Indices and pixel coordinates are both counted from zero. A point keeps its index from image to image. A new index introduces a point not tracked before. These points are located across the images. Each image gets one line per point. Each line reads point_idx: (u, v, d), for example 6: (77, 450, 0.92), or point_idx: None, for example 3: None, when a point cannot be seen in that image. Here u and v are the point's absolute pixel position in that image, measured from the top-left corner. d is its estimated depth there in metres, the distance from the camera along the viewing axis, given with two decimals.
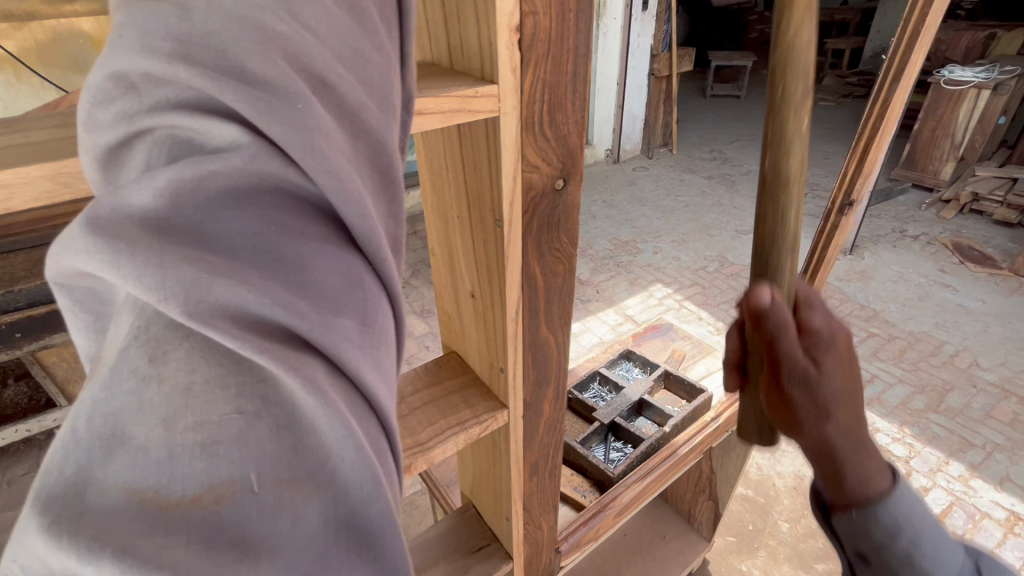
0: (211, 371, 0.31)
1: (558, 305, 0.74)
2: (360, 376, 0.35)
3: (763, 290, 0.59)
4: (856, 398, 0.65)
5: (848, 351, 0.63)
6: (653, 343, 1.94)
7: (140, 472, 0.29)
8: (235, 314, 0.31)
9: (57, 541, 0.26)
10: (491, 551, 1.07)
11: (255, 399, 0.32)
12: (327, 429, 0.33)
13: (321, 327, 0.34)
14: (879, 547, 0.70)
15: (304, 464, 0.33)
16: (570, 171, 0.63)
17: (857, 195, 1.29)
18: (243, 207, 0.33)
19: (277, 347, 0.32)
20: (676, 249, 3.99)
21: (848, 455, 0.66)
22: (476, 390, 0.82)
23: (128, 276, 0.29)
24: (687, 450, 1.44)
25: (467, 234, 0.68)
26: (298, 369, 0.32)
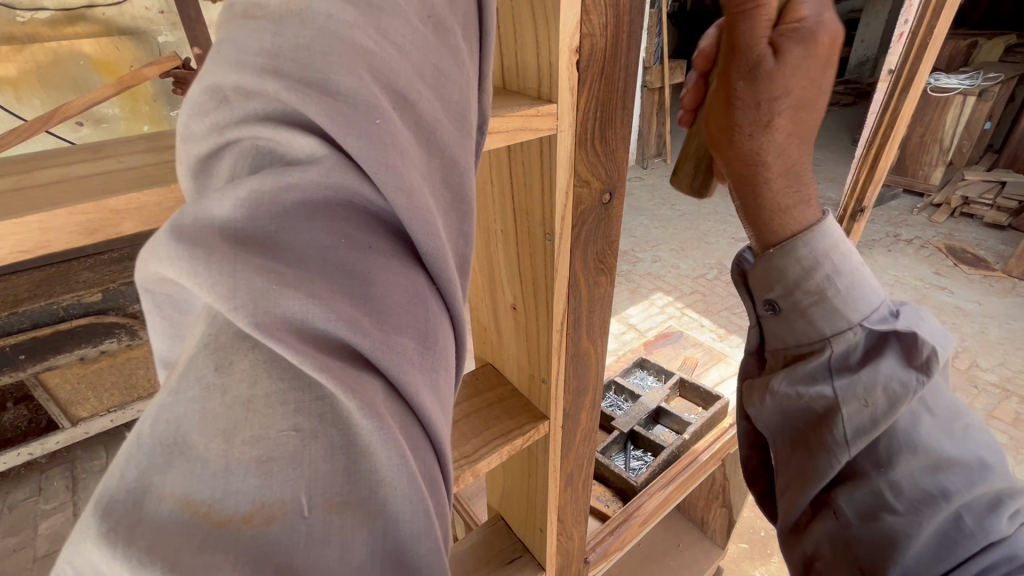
0: (283, 397, 0.28)
1: (599, 316, 0.76)
2: (419, 403, 0.32)
3: None
4: (805, 114, 0.65)
5: (825, 59, 0.62)
6: (664, 351, 1.96)
7: (197, 482, 0.26)
8: (305, 331, 0.28)
9: (111, 549, 0.24)
10: (522, 563, 1.06)
11: (314, 418, 0.28)
12: (385, 457, 0.29)
13: (383, 346, 0.30)
14: (796, 291, 0.74)
15: (356, 489, 0.29)
16: (616, 186, 0.65)
17: (868, 202, 1.32)
18: (318, 220, 0.30)
19: (350, 371, 0.29)
20: (675, 257, 4.04)
21: (773, 174, 0.69)
22: (514, 401, 0.83)
23: (202, 284, 0.26)
24: (707, 458, 1.49)
25: (511, 249, 0.70)
26: (363, 393, 0.28)
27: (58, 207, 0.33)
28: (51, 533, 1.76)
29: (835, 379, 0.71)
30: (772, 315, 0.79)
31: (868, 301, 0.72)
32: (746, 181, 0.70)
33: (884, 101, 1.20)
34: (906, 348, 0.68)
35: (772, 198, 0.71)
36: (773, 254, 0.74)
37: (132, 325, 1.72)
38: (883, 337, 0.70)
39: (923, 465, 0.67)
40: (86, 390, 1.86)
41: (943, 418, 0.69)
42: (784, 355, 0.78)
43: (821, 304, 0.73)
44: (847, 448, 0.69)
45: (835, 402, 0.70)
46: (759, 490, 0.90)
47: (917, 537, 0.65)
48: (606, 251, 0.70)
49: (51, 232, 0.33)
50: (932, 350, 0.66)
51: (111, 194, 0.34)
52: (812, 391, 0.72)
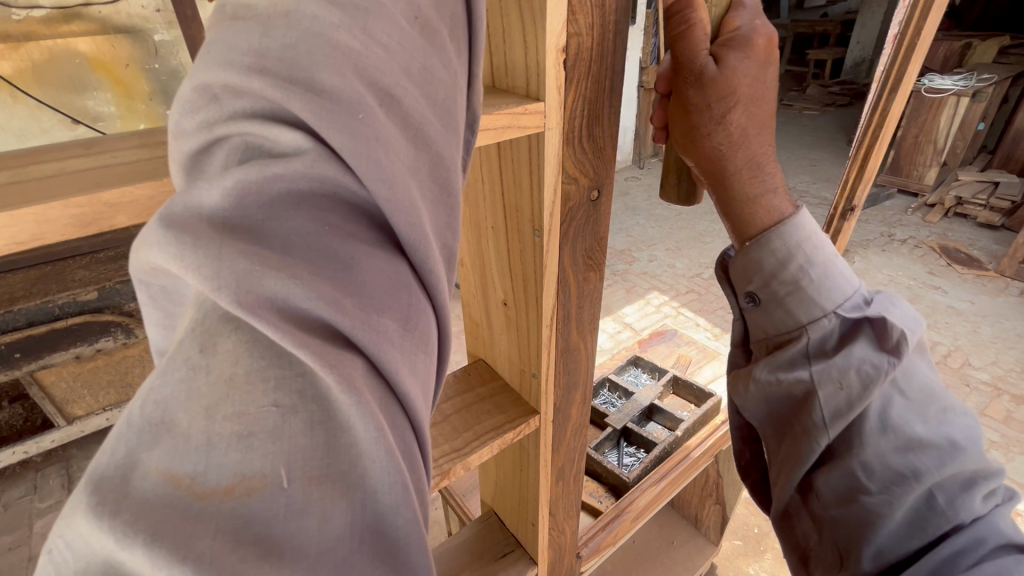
0: (267, 377, 0.29)
1: (589, 311, 0.77)
2: (400, 384, 0.32)
3: None
4: (759, 107, 0.66)
5: (764, 58, 0.64)
6: (659, 348, 1.97)
7: (180, 457, 0.27)
8: (288, 311, 0.29)
9: (99, 520, 0.25)
10: (515, 557, 1.08)
11: (293, 395, 0.29)
12: (363, 433, 0.29)
13: (363, 326, 0.31)
14: (772, 282, 0.76)
15: (335, 463, 0.29)
16: (604, 181, 0.66)
17: (858, 201, 1.34)
18: (302, 206, 0.31)
19: (331, 352, 0.29)
20: (670, 257, 4.07)
21: (738, 167, 0.69)
22: (506, 396, 0.84)
23: (189, 269, 0.28)
24: (700, 453, 1.49)
25: (501, 245, 0.71)
26: (342, 371, 0.29)
27: (52, 201, 0.34)
28: (46, 532, 1.76)
29: (812, 364, 0.73)
30: (752, 306, 0.80)
31: (842, 290, 0.74)
32: (715, 176, 0.70)
33: (874, 102, 1.22)
34: (878, 333, 0.70)
35: (744, 193, 0.72)
36: (749, 247, 0.76)
37: (127, 322, 1.76)
38: (857, 323, 0.72)
39: (893, 445, 0.67)
40: (80, 388, 1.87)
41: (916, 401, 0.69)
42: (766, 344, 0.80)
43: (797, 294, 0.75)
44: (826, 431, 0.71)
45: (811, 386, 0.72)
46: (753, 481, 0.91)
47: (889, 516, 0.66)
48: (596, 243, 0.71)
49: (45, 225, 0.34)
50: (902, 334, 0.68)
51: (104, 187, 0.35)
52: (791, 376, 0.74)
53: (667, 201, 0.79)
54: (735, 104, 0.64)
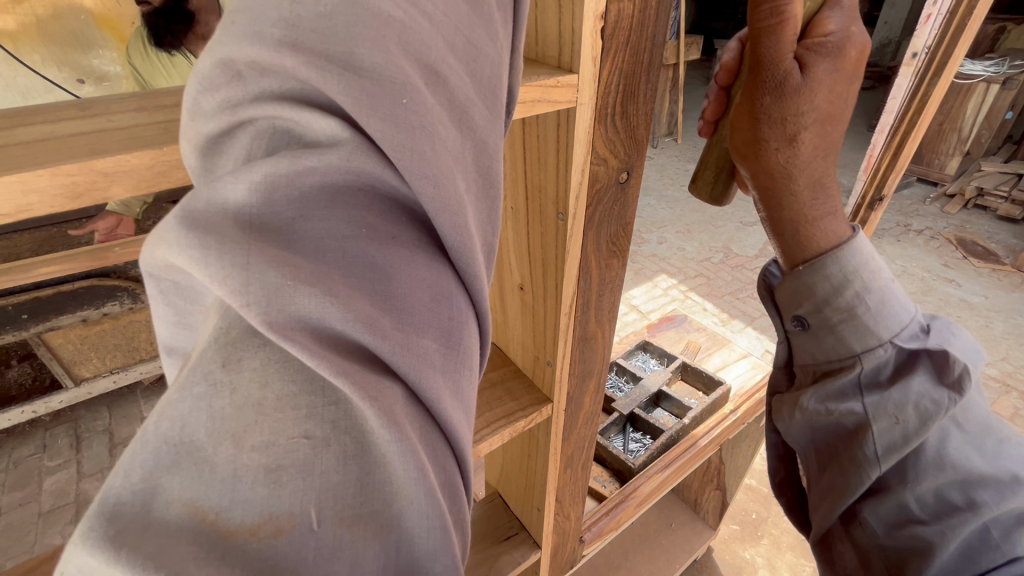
0: (297, 403, 0.26)
1: (608, 298, 0.73)
2: (441, 410, 0.29)
3: None
4: (834, 122, 0.64)
5: (852, 72, 0.61)
6: (667, 334, 1.95)
7: (205, 488, 0.24)
8: (324, 329, 0.26)
9: (114, 553, 0.22)
10: (520, 540, 1.07)
11: (326, 426, 0.26)
12: (401, 468, 0.27)
13: (402, 349, 0.28)
14: (825, 308, 0.73)
15: (369, 501, 0.27)
16: (635, 162, 0.62)
17: (888, 190, 1.28)
18: (337, 206, 0.28)
19: (371, 378, 0.26)
20: (681, 240, 4.04)
21: (799, 187, 0.68)
22: (518, 381, 0.82)
23: (213, 275, 0.24)
24: (707, 442, 1.49)
25: (521, 226, 0.67)
26: (380, 396, 0.26)
27: (40, 168, 0.30)
28: (55, 489, 1.78)
29: (865, 397, 0.70)
30: (801, 331, 0.77)
31: (899, 318, 0.70)
32: (771, 193, 0.69)
33: (913, 87, 1.14)
34: (937, 365, 0.66)
35: (798, 212, 0.69)
36: (802, 269, 0.73)
37: (133, 287, 1.79)
38: (914, 354, 0.69)
39: (950, 480, 0.65)
40: (88, 350, 1.83)
41: (974, 434, 0.66)
42: (813, 370, 0.77)
43: (852, 322, 0.71)
44: (878, 465, 0.67)
45: (864, 419, 0.69)
46: (788, 499, 0.89)
47: (942, 548, 0.63)
48: (621, 231, 0.67)
49: (32, 195, 0.31)
50: (965, 368, 0.64)
51: (98, 154, 0.32)
52: (842, 407, 0.71)
53: (696, 196, 0.76)
54: (808, 125, 0.62)
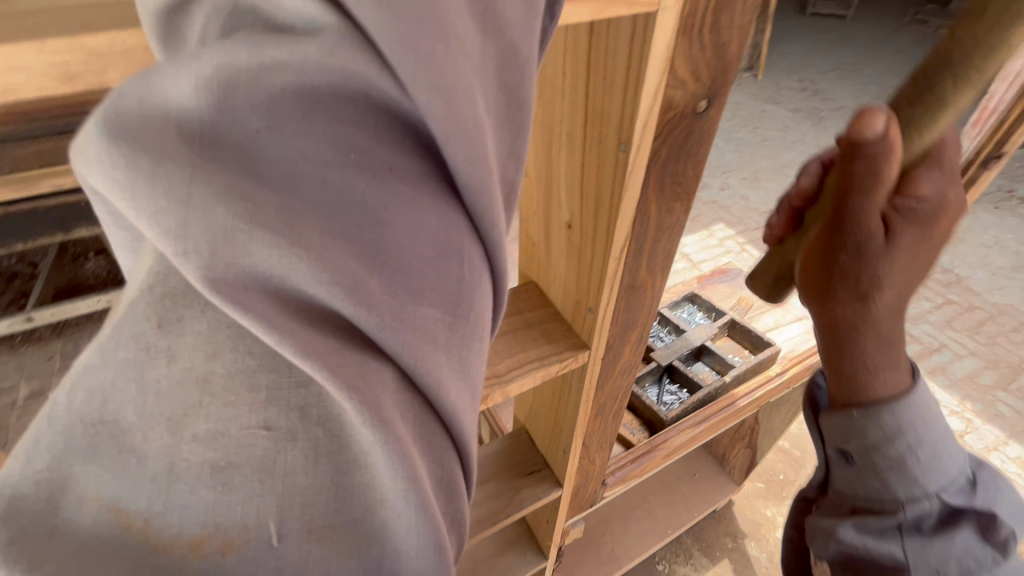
0: (255, 381, 0.30)
1: (664, 247, 0.66)
2: (424, 375, 0.32)
3: (880, 114, 0.45)
4: (917, 279, 0.55)
5: (936, 237, 0.54)
6: (719, 288, 1.84)
7: (124, 489, 0.29)
8: (291, 294, 0.27)
9: (17, 560, 0.28)
10: (542, 476, 1.09)
11: (296, 406, 0.31)
12: (367, 434, 0.30)
13: (394, 324, 0.30)
14: (874, 452, 0.62)
15: (342, 510, 0.33)
16: (718, 91, 0.53)
17: (1009, 147, 1.09)
18: (314, 122, 0.27)
19: (329, 348, 0.28)
20: (745, 188, 3.81)
21: (868, 342, 0.57)
22: (556, 324, 0.78)
23: (141, 209, 0.24)
24: (747, 403, 1.44)
25: (575, 157, 0.60)
26: (366, 375, 0.29)
27: (24, 40, 0.26)
28: None
29: (906, 541, 0.61)
30: (841, 463, 0.66)
31: (948, 470, 0.61)
32: (834, 342, 0.59)
33: None
34: (982, 524, 0.60)
35: (861, 363, 0.58)
36: (855, 414, 0.61)
37: None
38: (959, 508, 0.61)
39: None
40: None
41: None
42: (848, 500, 0.66)
43: (900, 470, 0.61)
44: None
45: (903, 565, 0.60)
46: None
47: None
48: (684, 174, 0.58)
49: (19, 74, 0.27)
50: (1011, 534, 0.58)
51: (88, 29, 0.28)
52: (881, 547, 0.61)
53: (751, 290, 0.71)
54: (890, 285, 0.53)
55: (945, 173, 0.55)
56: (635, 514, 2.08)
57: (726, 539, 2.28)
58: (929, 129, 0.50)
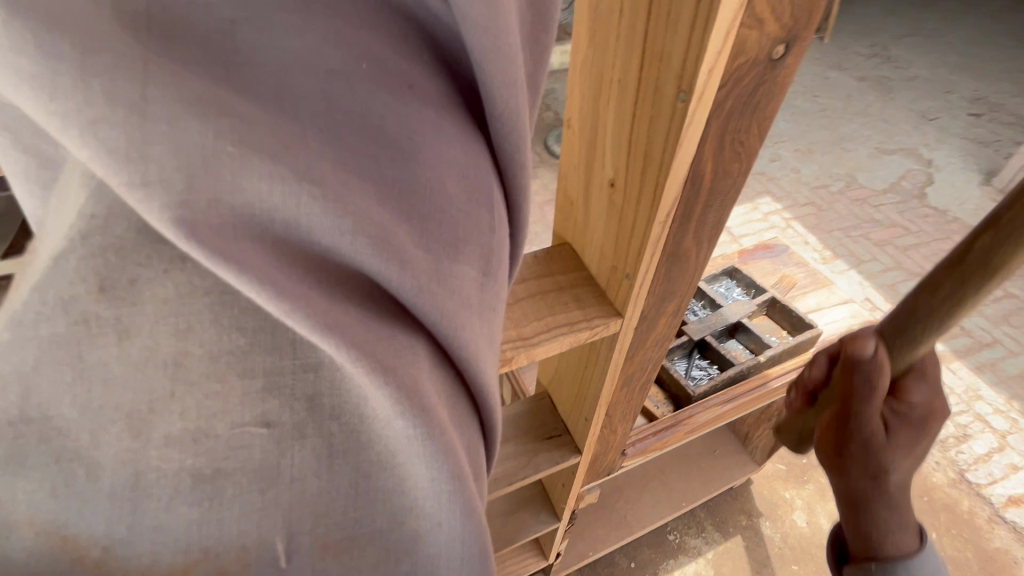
0: (250, 365, 0.30)
1: (715, 213, 0.61)
2: (456, 334, 0.30)
3: (867, 341, 0.55)
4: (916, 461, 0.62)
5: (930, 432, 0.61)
6: (761, 264, 1.75)
7: (71, 503, 0.29)
8: (301, 244, 0.25)
9: None
10: (560, 443, 1.07)
11: (303, 397, 0.31)
12: (398, 419, 0.29)
13: (435, 284, 0.28)
14: None
15: (361, 509, 0.34)
16: (798, 36, 0.46)
17: None
18: (311, 20, 0.26)
19: (344, 313, 0.26)
20: (798, 160, 3.59)
21: (881, 509, 0.63)
22: (589, 289, 0.74)
23: (65, 129, 0.21)
24: (780, 384, 1.37)
25: (626, 107, 0.55)
26: (396, 352, 0.28)
27: None
28: None
29: None
30: None
31: None
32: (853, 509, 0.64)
33: None
34: None
35: (876, 527, 0.64)
36: (871, 568, 0.65)
37: None
38: None
39: None
40: None
41: None
42: None
43: None
44: None
45: None
46: None
47: None
48: (750, 125, 0.52)
49: None
50: None
51: None
52: None
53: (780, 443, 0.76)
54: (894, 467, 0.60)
55: (935, 380, 0.60)
56: (650, 484, 2.08)
57: (740, 517, 2.27)
58: (911, 353, 0.54)
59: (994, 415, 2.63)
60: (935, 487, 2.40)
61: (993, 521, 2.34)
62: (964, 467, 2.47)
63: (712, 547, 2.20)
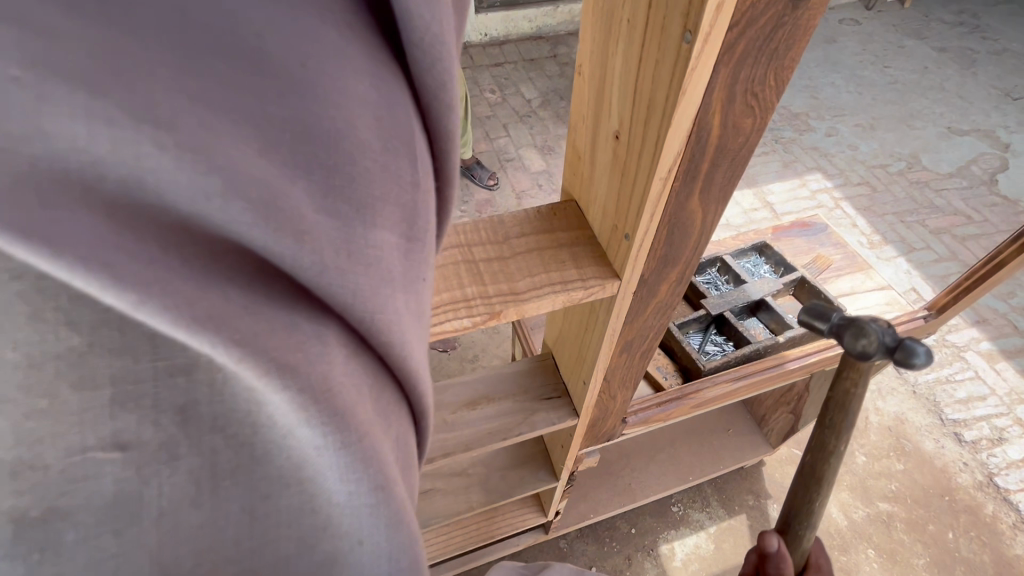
0: (90, 371, 0.22)
1: (722, 177, 0.57)
2: (370, 319, 0.24)
3: (771, 538, 0.85)
4: None
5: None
6: (794, 242, 1.66)
7: None
8: (150, 210, 0.18)
9: None
10: (558, 403, 1.08)
11: (171, 408, 0.23)
12: (307, 435, 0.23)
13: (334, 253, 0.22)
14: None
15: (268, 545, 0.27)
16: None
17: None
18: None
19: (225, 307, 0.20)
20: (856, 135, 3.36)
21: None
22: (587, 248, 0.71)
23: None
24: (796, 367, 1.31)
25: (635, 47, 0.50)
26: (303, 349, 0.22)
27: None
28: None
29: None
30: None
31: None
32: None
33: None
34: None
35: None
36: None
37: None
38: None
39: None
40: None
41: None
42: None
43: None
44: None
45: None
46: None
47: None
48: (769, 73, 0.47)
49: None
50: None
51: None
52: None
53: None
54: None
55: (819, 556, 0.93)
56: (658, 456, 2.08)
57: (747, 497, 2.27)
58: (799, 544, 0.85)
59: None
60: (958, 487, 2.32)
61: (1016, 527, 2.25)
62: (992, 470, 2.38)
63: (715, 523, 2.21)
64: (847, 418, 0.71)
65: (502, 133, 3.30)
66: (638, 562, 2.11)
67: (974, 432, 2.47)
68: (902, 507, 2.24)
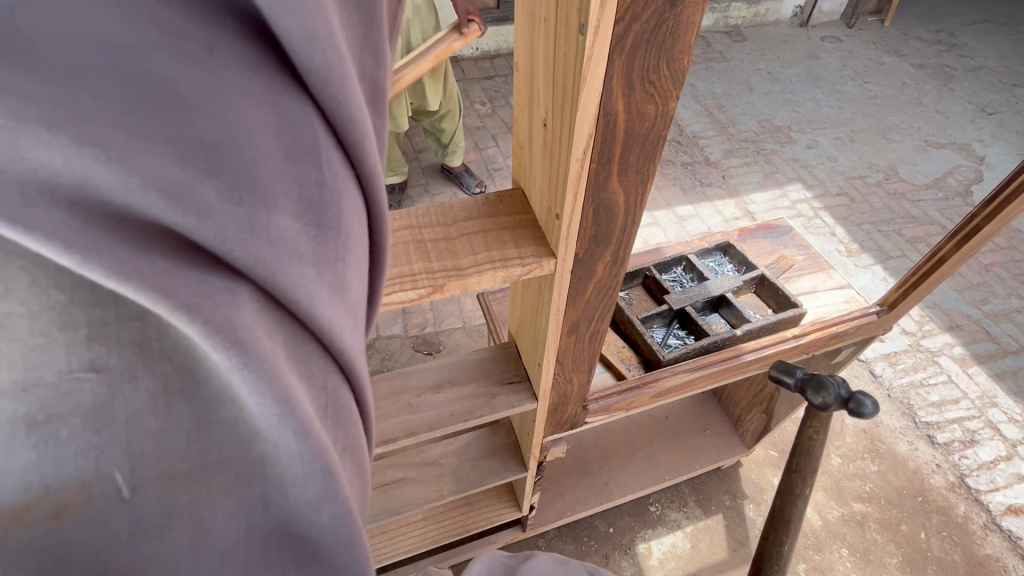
0: (71, 320, 0.24)
1: (636, 160, 0.64)
2: (287, 298, 0.26)
3: None
4: None
5: None
6: (760, 243, 1.72)
7: None
8: (94, 206, 0.21)
9: None
10: (518, 387, 1.13)
11: (133, 340, 0.25)
12: (217, 357, 0.24)
13: (237, 235, 0.24)
14: None
15: (212, 451, 0.27)
16: None
17: None
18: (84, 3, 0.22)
19: (148, 264, 0.22)
20: (836, 148, 3.45)
21: None
22: (529, 232, 0.77)
23: None
24: (751, 358, 1.37)
25: (550, 46, 0.57)
26: (211, 296, 0.23)
27: None
28: None
29: None
30: None
31: None
32: None
33: None
34: None
35: None
36: None
37: None
38: None
39: None
40: None
41: None
42: None
43: None
44: None
45: None
46: None
47: None
48: (659, 64, 0.54)
49: None
50: None
51: None
52: None
53: None
54: None
55: None
56: (635, 456, 2.11)
57: (725, 497, 2.31)
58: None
59: (1005, 421, 2.57)
60: (931, 488, 2.35)
61: (988, 528, 2.27)
62: (964, 471, 2.41)
63: (692, 523, 2.24)
64: (815, 447, 1.03)
65: (491, 144, 3.39)
66: (615, 560, 2.13)
67: (947, 434, 2.51)
68: (877, 508, 2.27)
